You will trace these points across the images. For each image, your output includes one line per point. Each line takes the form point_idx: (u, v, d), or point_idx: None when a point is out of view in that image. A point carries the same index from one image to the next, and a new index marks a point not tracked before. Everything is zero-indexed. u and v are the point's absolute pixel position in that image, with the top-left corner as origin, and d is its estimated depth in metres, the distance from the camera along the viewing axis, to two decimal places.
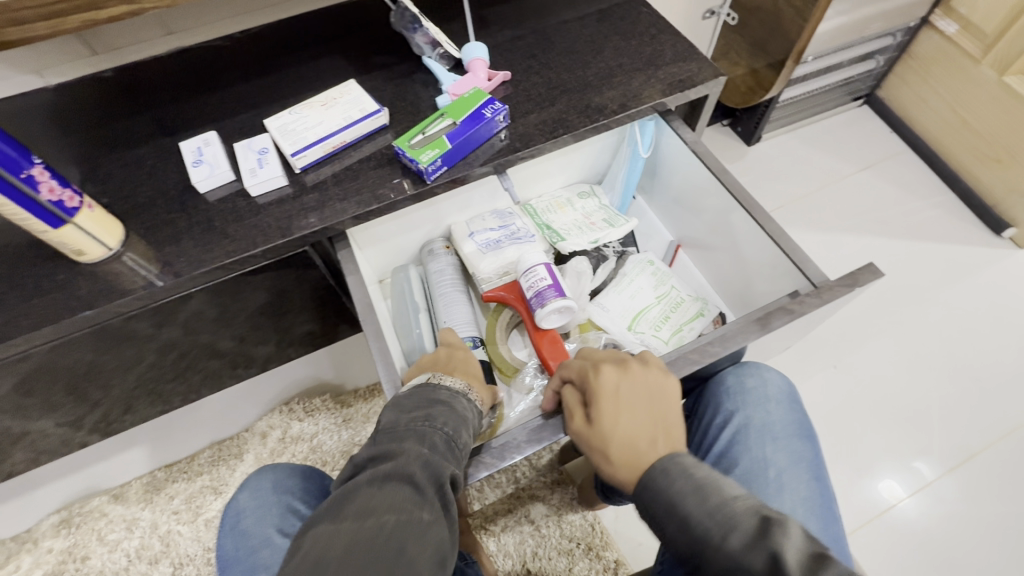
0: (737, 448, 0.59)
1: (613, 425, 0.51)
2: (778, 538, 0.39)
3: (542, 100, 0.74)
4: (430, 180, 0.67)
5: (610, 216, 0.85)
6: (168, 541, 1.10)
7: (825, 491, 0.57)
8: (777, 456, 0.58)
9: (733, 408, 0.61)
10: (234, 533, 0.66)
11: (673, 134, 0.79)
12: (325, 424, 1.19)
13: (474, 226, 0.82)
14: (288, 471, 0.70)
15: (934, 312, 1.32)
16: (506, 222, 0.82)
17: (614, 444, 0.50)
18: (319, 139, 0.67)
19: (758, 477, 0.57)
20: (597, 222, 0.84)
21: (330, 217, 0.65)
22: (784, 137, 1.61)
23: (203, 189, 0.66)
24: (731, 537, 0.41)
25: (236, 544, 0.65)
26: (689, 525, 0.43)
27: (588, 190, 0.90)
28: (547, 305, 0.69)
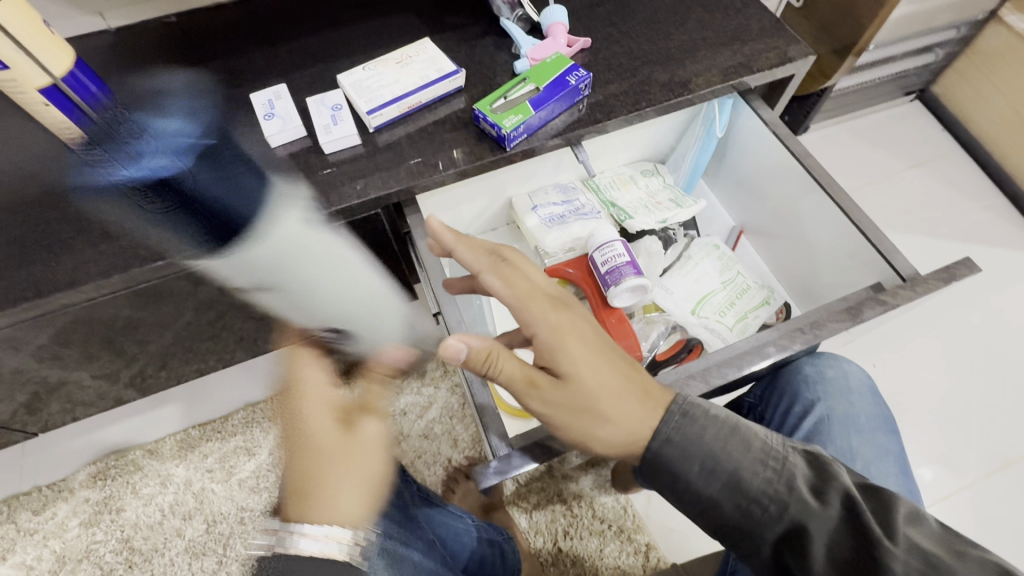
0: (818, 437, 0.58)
1: (593, 383, 0.47)
2: (837, 475, 0.44)
3: (623, 71, 0.71)
4: (509, 147, 0.64)
5: (677, 197, 0.83)
6: (202, 498, 1.11)
7: (911, 487, 0.56)
8: (863, 448, 0.58)
9: (814, 398, 0.61)
10: None
11: (752, 114, 0.76)
12: None
13: (538, 199, 0.80)
14: None
15: (979, 316, 1.29)
16: (570, 197, 0.80)
17: (605, 400, 0.47)
18: (396, 98, 0.64)
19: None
20: (662, 203, 0.82)
21: (404, 180, 0.63)
22: (832, 129, 1.57)
23: (274, 144, 0.64)
24: (796, 494, 0.43)
25: None
26: (743, 482, 0.45)
27: (650, 170, 0.88)
28: (622, 283, 0.67)
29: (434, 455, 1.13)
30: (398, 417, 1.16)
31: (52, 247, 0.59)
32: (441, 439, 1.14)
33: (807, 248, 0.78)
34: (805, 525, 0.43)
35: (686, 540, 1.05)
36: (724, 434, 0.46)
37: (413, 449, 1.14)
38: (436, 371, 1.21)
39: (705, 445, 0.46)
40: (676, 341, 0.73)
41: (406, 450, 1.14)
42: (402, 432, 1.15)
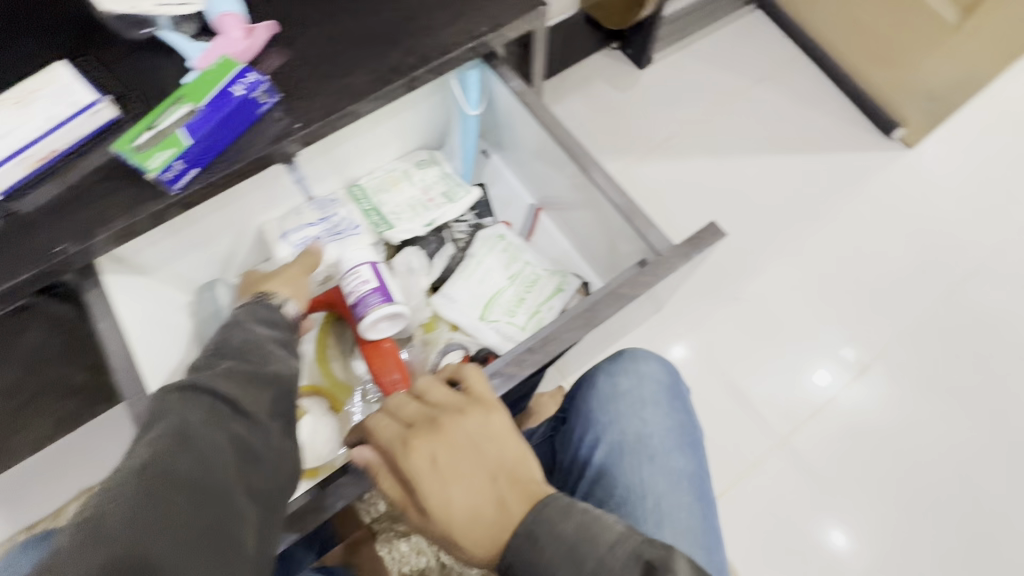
0: (609, 472, 0.58)
1: (448, 509, 0.41)
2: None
3: (322, 61, 0.58)
4: (176, 190, 0.52)
5: (453, 190, 0.74)
6: None
7: (704, 513, 0.57)
8: (656, 478, 0.58)
9: (604, 427, 0.60)
10: None
11: (501, 83, 0.67)
12: None
13: (288, 225, 0.69)
14: None
15: (833, 228, 1.28)
16: (327, 213, 0.69)
17: (454, 521, 0.41)
18: (14, 153, 0.50)
19: (636, 512, 0.56)
20: (434, 200, 0.73)
21: (48, 257, 0.50)
22: (677, 55, 1.49)
23: None
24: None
25: None
26: None
27: (424, 160, 0.77)
28: (370, 313, 0.59)
29: None
30: None
31: None
32: None
33: (595, 220, 0.72)
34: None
35: None
36: (549, 547, 0.38)
37: None
38: None
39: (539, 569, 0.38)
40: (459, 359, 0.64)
41: None
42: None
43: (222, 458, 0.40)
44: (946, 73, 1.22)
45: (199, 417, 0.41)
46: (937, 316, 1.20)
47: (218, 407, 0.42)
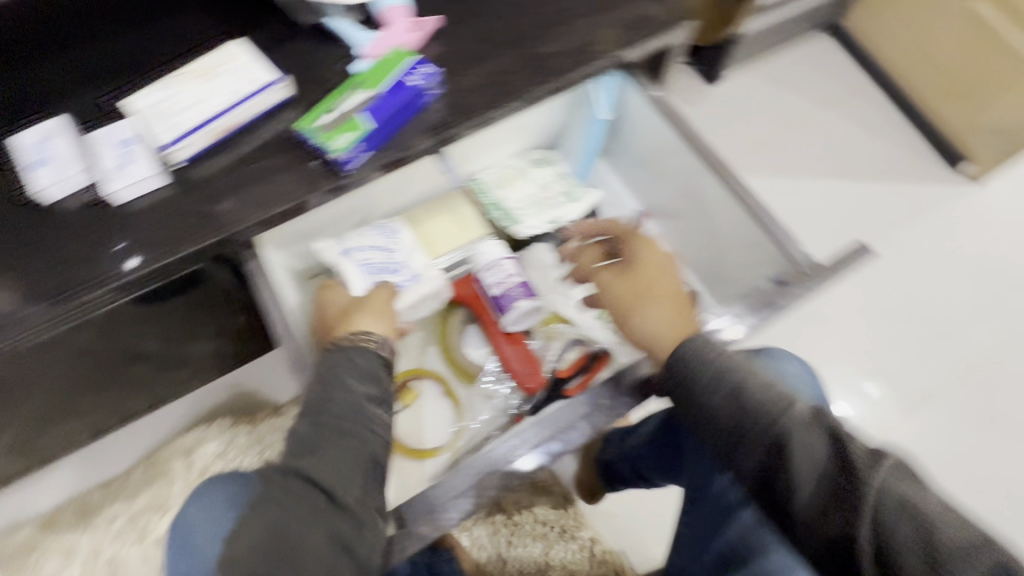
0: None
1: (650, 338, 0.55)
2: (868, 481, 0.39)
3: (481, 57, 0.60)
4: (347, 171, 0.54)
5: (572, 193, 0.76)
6: (113, 567, 1.01)
7: None
8: None
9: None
10: (182, 553, 0.60)
11: (637, 91, 0.69)
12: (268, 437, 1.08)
13: (349, 242, 0.65)
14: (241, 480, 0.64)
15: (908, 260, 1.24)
16: (393, 242, 0.66)
17: (632, 320, 0.58)
18: (203, 124, 0.53)
19: None
20: (552, 200, 0.75)
21: (227, 224, 0.53)
22: (748, 74, 1.43)
23: (52, 198, 0.51)
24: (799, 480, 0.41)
25: (182, 568, 0.60)
26: (740, 403, 0.46)
27: (546, 156, 0.79)
28: (513, 309, 0.64)
29: None
30: None
31: None
32: None
33: (712, 231, 0.73)
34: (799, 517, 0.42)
35: (626, 522, 1.07)
36: (735, 397, 0.46)
37: None
38: None
39: (713, 407, 0.47)
40: (579, 356, 0.68)
41: None
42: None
43: (318, 554, 0.42)
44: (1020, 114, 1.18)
45: (299, 513, 0.42)
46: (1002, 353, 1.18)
47: (315, 496, 0.43)
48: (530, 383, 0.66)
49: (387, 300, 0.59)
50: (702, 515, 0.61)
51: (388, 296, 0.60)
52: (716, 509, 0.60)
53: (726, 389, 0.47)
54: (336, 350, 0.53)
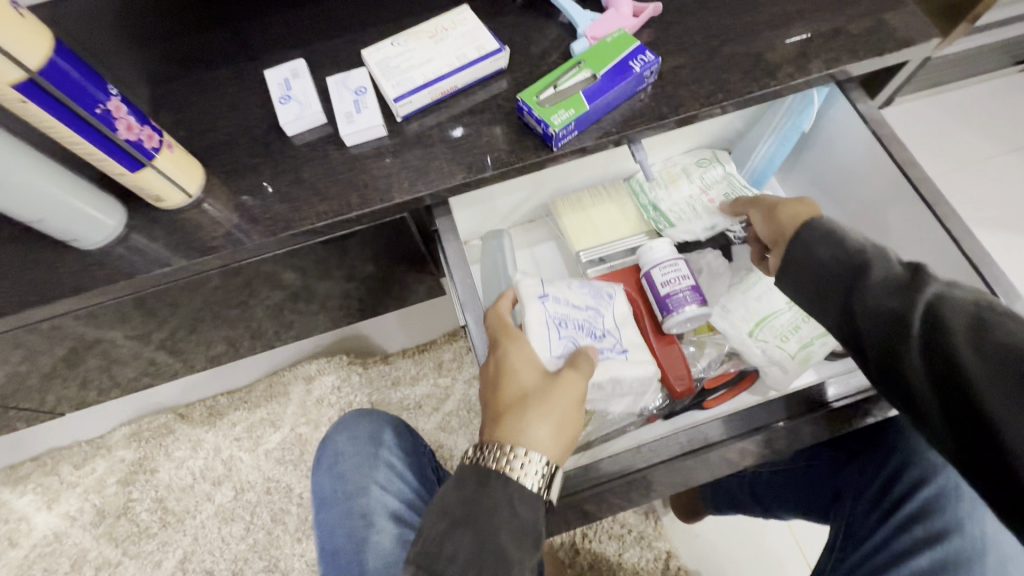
0: (935, 514, 0.56)
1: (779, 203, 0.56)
2: (926, 304, 0.41)
3: (698, 52, 0.59)
4: (557, 147, 0.55)
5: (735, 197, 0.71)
6: (230, 465, 1.13)
7: None
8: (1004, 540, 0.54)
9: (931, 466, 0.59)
10: (331, 473, 0.70)
11: (848, 107, 0.64)
12: (375, 381, 1.15)
13: (551, 287, 0.59)
14: (385, 423, 0.73)
15: None
16: (598, 303, 0.61)
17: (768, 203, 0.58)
18: (428, 83, 0.55)
19: (975, 558, 0.54)
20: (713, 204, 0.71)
21: (434, 182, 0.55)
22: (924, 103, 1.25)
23: (290, 132, 0.57)
24: (871, 316, 0.43)
25: (333, 486, 0.69)
26: (836, 256, 0.46)
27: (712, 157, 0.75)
28: (681, 312, 0.60)
29: (451, 449, 1.11)
30: (413, 411, 1.14)
31: (60, 244, 0.56)
32: (458, 434, 1.12)
33: None
34: (868, 342, 0.44)
35: (711, 548, 1.02)
36: (831, 243, 0.47)
37: (431, 440, 1.12)
38: (453, 361, 1.17)
39: (817, 260, 0.47)
40: (726, 371, 0.67)
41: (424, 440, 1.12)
42: (418, 425, 1.13)
43: None
44: None
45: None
46: None
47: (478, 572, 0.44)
48: (683, 388, 0.62)
49: (573, 419, 0.51)
50: (859, 559, 0.57)
51: (574, 412, 0.51)
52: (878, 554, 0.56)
53: (824, 241, 0.47)
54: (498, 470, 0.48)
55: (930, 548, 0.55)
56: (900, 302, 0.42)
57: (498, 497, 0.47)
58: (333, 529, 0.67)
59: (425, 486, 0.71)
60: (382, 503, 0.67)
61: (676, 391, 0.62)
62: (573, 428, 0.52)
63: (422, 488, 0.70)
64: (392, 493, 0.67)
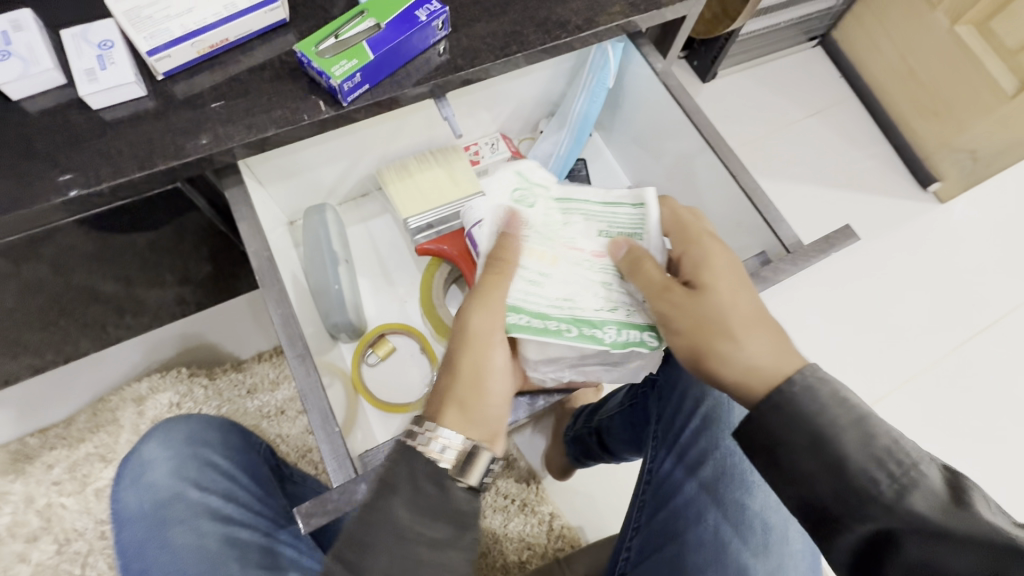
0: (713, 429, 0.62)
1: (750, 366, 0.46)
2: (908, 501, 0.38)
3: (492, 5, 0.59)
4: (346, 102, 0.52)
5: (612, 215, 0.61)
6: (49, 516, 0.95)
7: None
8: None
9: (709, 385, 0.63)
10: (137, 485, 0.62)
11: (643, 63, 0.68)
12: (226, 393, 1.03)
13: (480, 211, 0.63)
14: (206, 423, 0.66)
15: (877, 271, 1.25)
16: None
17: (734, 319, 0.48)
18: (189, 35, 0.49)
19: (741, 464, 0.60)
20: (607, 259, 0.58)
21: (211, 145, 0.50)
22: (739, 75, 1.38)
23: (16, 94, 0.48)
24: (819, 474, 0.41)
25: (140, 498, 0.61)
26: (849, 462, 0.40)
27: (526, 174, 0.63)
28: None
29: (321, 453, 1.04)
30: (274, 418, 1.04)
31: None
32: None
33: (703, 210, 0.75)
34: (820, 503, 0.41)
35: (590, 502, 1.06)
36: (836, 464, 0.40)
37: (298, 447, 1.03)
38: None
39: (815, 483, 0.41)
40: None
41: (290, 448, 1.03)
42: (281, 433, 1.04)
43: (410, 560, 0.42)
44: (991, 139, 1.16)
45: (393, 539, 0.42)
46: (947, 362, 1.19)
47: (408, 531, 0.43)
48: None
49: (491, 374, 0.50)
50: (655, 482, 0.63)
51: (497, 370, 0.50)
52: (672, 472, 0.62)
53: (833, 428, 0.41)
54: (418, 449, 0.45)
55: (711, 458, 0.61)
56: (870, 484, 0.39)
57: (400, 469, 0.44)
58: (141, 546, 0.59)
59: (257, 482, 0.66)
60: (203, 506, 0.60)
61: None
62: (500, 389, 0.50)
63: (255, 484, 0.65)
64: (217, 493, 0.62)
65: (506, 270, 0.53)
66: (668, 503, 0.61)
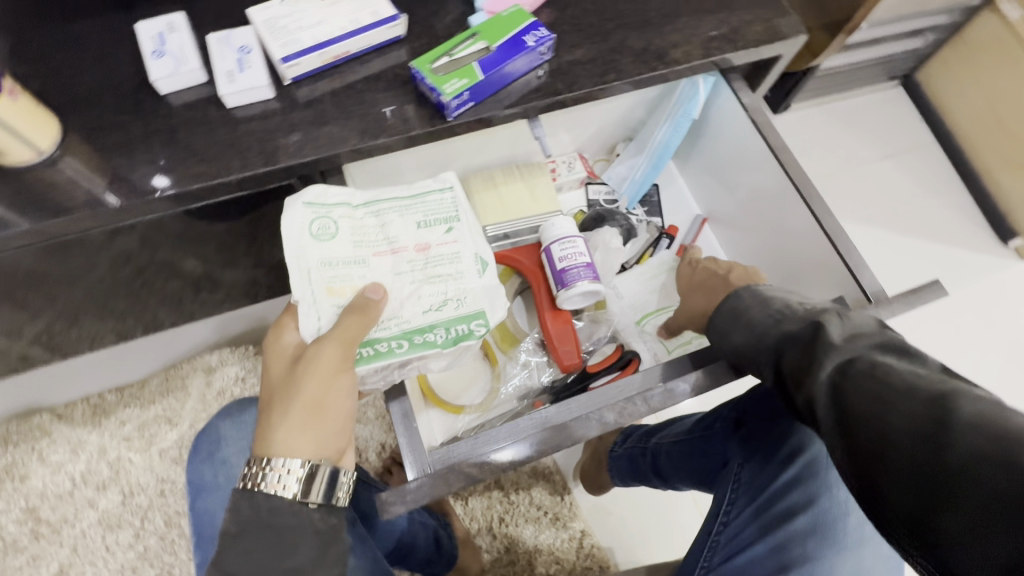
0: (811, 480, 0.59)
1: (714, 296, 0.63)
2: (784, 324, 0.49)
3: (593, 33, 0.61)
4: (452, 117, 0.55)
5: (422, 205, 0.58)
6: (118, 468, 1.03)
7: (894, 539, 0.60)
8: (862, 503, 0.60)
9: (811, 435, 0.61)
10: (211, 461, 0.68)
11: (731, 97, 0.69)
12: None
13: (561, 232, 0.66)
14: None
15: (946, 325, 1.20)
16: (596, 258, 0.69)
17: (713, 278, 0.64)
18: (318, 45, 0.54)
19: (837, 524, 0.58)
20: (432, 251, 0.57)
21: (325, 147, 0.54)
22: (813, 110, 1.36)
23: (164, 89, 0.53)
24: (794, 393, 0.45)
25: (214, 472, 0.67)
26: (752, 320, 0.52)
27: (317, 201, 0.55)
28: (574, 287, 0.64)
29: None
30: None
31: None
32: None
33: (780, 247, 0.74)
34: (738, 353, 0.52)
35: (623, 525, 1.05)
36: (748, 326, 0.52)
37: None
38: None
39: (735, 342, 0.52)
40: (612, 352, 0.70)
41: None
42: None
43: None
44: None
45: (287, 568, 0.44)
46: None
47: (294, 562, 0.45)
48: (569, 361, 0.67)
49: (327, 404, 0.49)
50: (737, 522, 0.61)
51: (334, 391, 0.50)
52: (761, 516, 0.60)
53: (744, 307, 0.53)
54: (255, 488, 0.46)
55: (804, 510, 0.58)
56: (790, 352, 0.47)
57: (246, 516, 0.45)
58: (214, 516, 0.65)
59: None
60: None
61: (562, 363, 0.67)
62: (339, 408, 0.50)
63: None
64: None
65: (369, 310, 0.51)
66: (750, 547, 0.59)
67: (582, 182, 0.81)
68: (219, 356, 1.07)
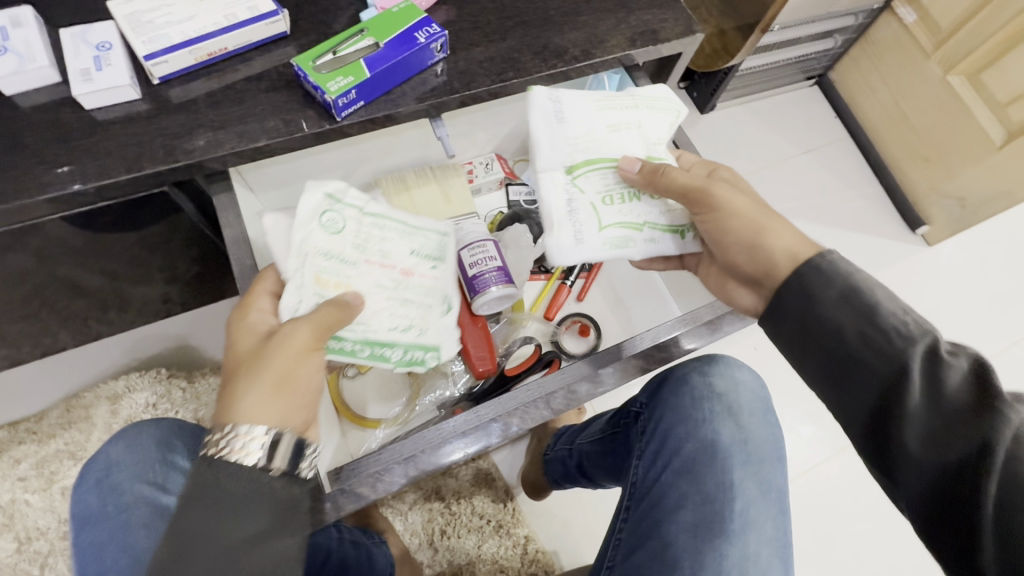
0: (696, 469, 0.60)
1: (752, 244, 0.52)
2: (915, 346, 0.42)
3: (491, 31, 0.60)
4: (341, 117, 0.53)
5: (416, 236, 0.56)
6: (12, 512, 0.93)
7: (784, 522, 0.61)
8: (746, 485, 0.60)
9: (698, 425, 0.63)
10: (100, 488, 0.60)
11: None
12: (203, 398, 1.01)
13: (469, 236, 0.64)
14: (175, 429, 0.64)
15: None
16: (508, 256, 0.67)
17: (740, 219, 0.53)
18: (187, 42, 0.50)
19: (722, 512, 0.58)
20: (413, 279, 0.55)
21: (199, 151, 0.50)
22: (737, 108, 1.40)
23: (9, 90, 0.48)
24: (910, 429, 0.41)
25: (102, 500, 0.59)
26: (874, 316, 0.43)
27: (336, 194, 0.52)
28: (489, 292, 0.62)
29: None
30: None
31: None
32: None
33: None
34: (847, 347, 0.44)
35: (567, 527, 1.04)
36: (861, 313, 0.43)
37: None
38: None
39: (825, 327, 0.45)
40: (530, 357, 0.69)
41: None
42: None
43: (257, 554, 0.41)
44: (980, 188, 1.18)
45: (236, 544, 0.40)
46: None
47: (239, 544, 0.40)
48: (482, 367, 0.65)
49: (295, 378, 0.45)
50: (636, 516, 0.61)
51: (306, 364, 0.46)
52: (653, 510, 0.60)
53: (831, 312, 0.44)
54: (216, 455, 0.42)
55: (689, 501, 0.59)
56: (905, 386, 0.41)
57: (202, 481, 0.41)
58: (101, 549, 0.57)
59: None
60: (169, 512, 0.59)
61: (475, 369, 0.65)
62: (309, 380, 0.46)
63: None
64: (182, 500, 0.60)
65: (346, 310, 0.48)
66: (645, 543, 0.59)
67: (500, 183, 0.80)
68: (128, 381, 0.99)
